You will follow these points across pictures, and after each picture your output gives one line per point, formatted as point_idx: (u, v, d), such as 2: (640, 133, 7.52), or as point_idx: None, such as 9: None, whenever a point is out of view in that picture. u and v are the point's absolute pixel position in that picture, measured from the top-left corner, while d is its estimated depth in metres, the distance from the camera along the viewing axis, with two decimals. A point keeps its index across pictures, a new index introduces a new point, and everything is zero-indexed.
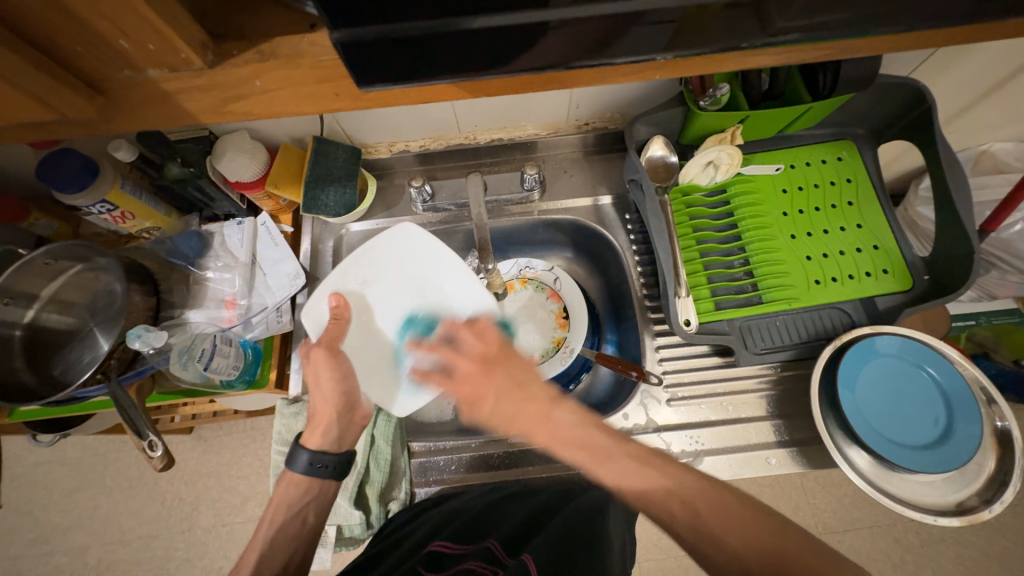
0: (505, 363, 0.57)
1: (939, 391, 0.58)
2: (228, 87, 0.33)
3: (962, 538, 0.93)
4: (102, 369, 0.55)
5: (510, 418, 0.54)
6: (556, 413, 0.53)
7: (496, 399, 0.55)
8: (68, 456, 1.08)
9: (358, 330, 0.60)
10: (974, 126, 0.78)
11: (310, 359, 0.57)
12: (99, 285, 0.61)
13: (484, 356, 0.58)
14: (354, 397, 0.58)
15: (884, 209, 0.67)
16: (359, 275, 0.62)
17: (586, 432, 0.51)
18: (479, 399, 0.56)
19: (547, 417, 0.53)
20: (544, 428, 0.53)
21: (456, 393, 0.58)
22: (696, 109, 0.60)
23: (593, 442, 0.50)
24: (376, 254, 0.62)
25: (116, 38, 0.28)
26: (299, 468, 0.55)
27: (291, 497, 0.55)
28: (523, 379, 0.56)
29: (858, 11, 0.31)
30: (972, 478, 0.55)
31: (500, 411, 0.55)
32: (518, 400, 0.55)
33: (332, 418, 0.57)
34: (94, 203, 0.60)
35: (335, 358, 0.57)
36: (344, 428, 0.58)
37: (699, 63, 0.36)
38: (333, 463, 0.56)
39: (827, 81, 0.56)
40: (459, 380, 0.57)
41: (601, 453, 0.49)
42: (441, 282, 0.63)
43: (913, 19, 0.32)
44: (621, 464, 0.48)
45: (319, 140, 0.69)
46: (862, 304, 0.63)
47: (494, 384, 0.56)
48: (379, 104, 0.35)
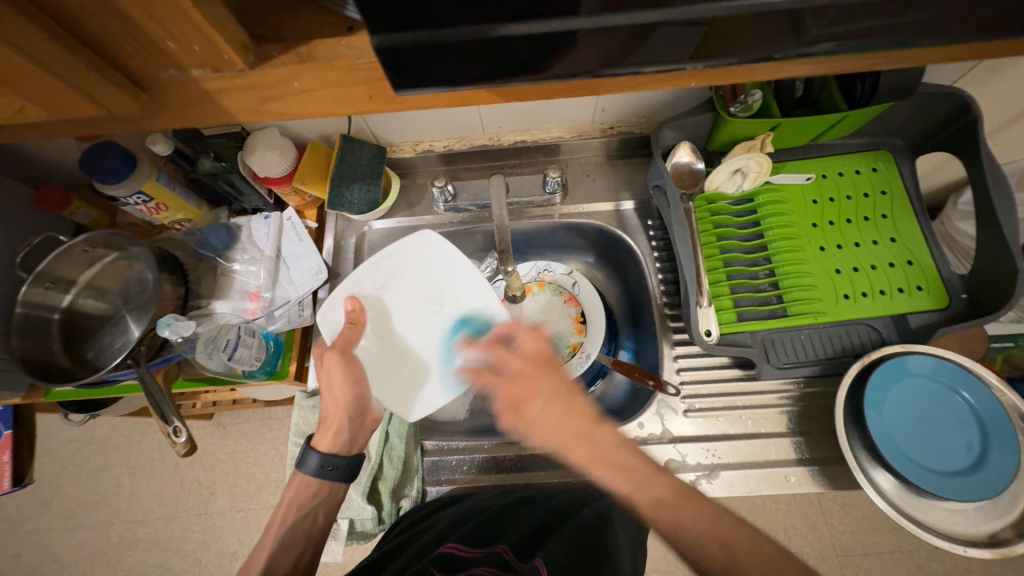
0: (557, 371, 0.56)
1: (974, 416, 0.55)
2: (265, 87, 0.33)
3: (990, 569, 0.89)
4: (133, 355, 0.57)
5: (556, 428, 0.53)
6: (598, 432, 0.52)
7: (544, 407, 0.54)
8: (96, 435, 1.13)
9: (372, 335, 0.61)
10: (1021, 139, 0.75)
11: (325, 362, 0.58)
12: (132, 273, 0.63)
13: (538, 359, 0.57)
14: (365, 402, 0.59)
15: (921, 223, 0.64)
16: (376, 280, 0.63)
17: (628, 454, 0.50)
18: (527, 402, 0.55)
19: (590, 436, 0.52)
20: (584, 445, 0.52)
21: (504, 392, 0.56)
22: (726, 116, 0.59)
23: (627, 463, 0.50)
24: (392, 261, 0.63)
25: (163, 39, 0.29)
26: (309, 470, 0.57)
27: (303, 497, 0.57)
28: (574, 391, 0.55)
29: (905, 21, 0.30)
30: (1007, 509, 0.53)
31: (548, 415, 0.54)
32: (569, 410, 0.54)
33: (342, 422, 0.58)
34: (131, 194, 0.62)
35: (349, 362, 0.58)
36: (354, 432, 0.59)
37: (730, 73, 0.35)
38: (343, 466, 0.58)
39: (865, 90, 0.55)
40: (510, 380, 0.56)
41: (635, 475, 0.48)
42: (456, 290, 0.63)
43: (965, 29, 0.31)
44: (657, 492, 0.47)
45: (346, 138, 0.70)
46: (894, 321, 0.61)
47: (545, 388, 0.55)
48: (410, 106, 0.36)
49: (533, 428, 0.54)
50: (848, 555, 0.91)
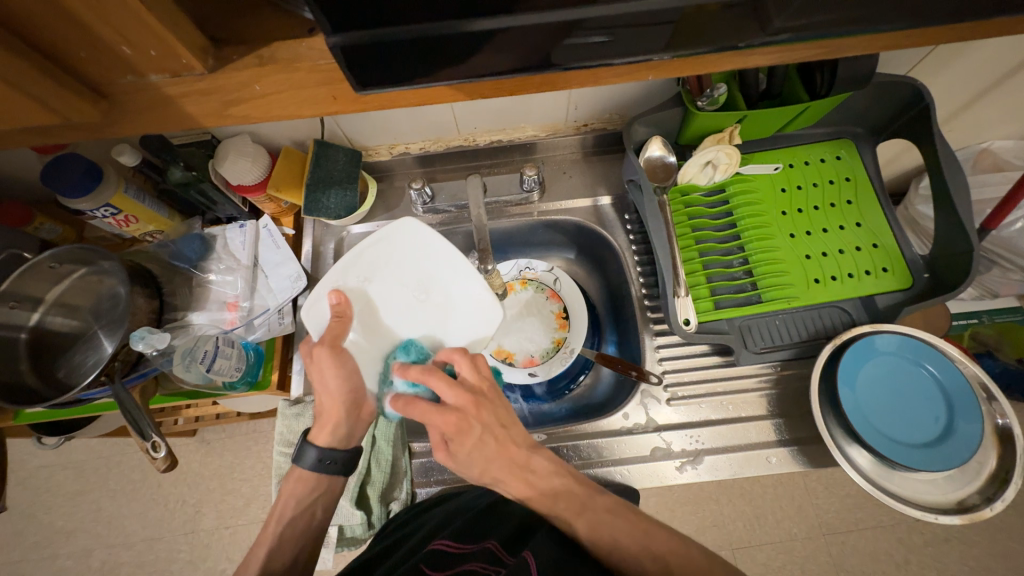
0: (495, 401, 0.52)
1: (940, 389, 0.58)
2: (229, 90, 0.33)
3: (966, 538, 0.93)
4: (106, 372, 0.55)
5: (488, 462, 0.50)
6: (533, 462, 0.51)
7: (472, 450, 0.50)
8: (73, 458, 1.09)
9: (361, 327, 0.59)
10: (974, 124, 0.78)
11: (314, 359, 0.55)
12: (103, 289, 0.62)
13: (478, 393, 0.51)
14: (360, 393, 0.58)
15: (883, 207, 0.67)
16: (360, 272, 0.59)
17: (562, 483, 0.51)
18: (462, 437, 0.50)
19: (524, 467, 0.51)
20: (518, 477, 0.50)
21: (439, 427, 0.50)
22: (692, 110, 0.60)
23: (569, 492, 0.51)
24: (375, 249, 0.60)
25: (119, 43, 0.29)
26: (307, 464, 0.57)
27: (299, 494, 0.56)
28: (508, 423, 0.51)
29: (852, 10, 0.32)
30: (972, 477, 0.55)
31: (481, 448, 0.51)
32: (504, 447, 0.51)
33: (339, 418, 0.57)
34: (98, 207, 0.60)
35: (340, 356, 0.55)
36: (350, 424, 0.58)
37: (695, 65, 0.36)
38: (341, 459, 0.58)
39: (824, 80, 0.57)
40: (444, 413, 0.49)
41: (575, 505, 0.49)
42: (445, 279, 0.61)
43: (908, 15, 0.32)
44: (597, 515, 0.48)
45: (320, 143, 0.69)
46: (863, 303, 0.63)
47: (482, 420, 0.50)
48: (377, 106, 0.36)
49: (464, 466, 0.51)
50: (834, 533, 0.94)
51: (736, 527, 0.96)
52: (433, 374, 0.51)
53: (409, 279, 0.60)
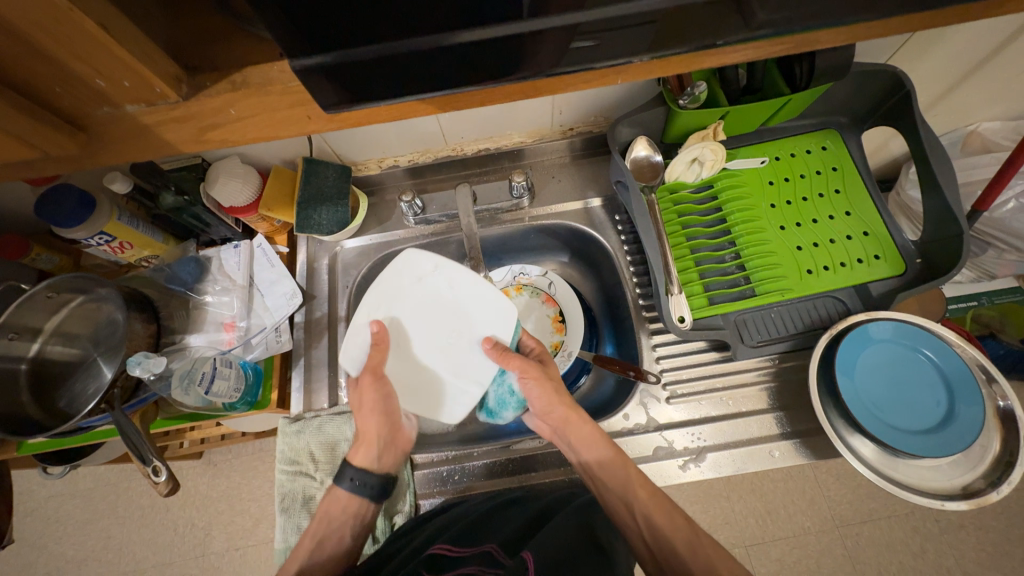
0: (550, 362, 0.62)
1: (939, 373, 0.58)
2: (204, 116, 0.34)
3: (981, 523, 0.92)
4: (106, 399, 0.56)
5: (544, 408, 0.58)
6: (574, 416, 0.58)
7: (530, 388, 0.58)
8: (81, 487, 1.09)
9: (401, 283, 0.60)
10: (958, 108, 0.79)
11: (358, 388, 0.58)
12: (102, 315, 0.62)
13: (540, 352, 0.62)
14: (394, 416, 0.59)
15: (872, 195, 0.67)
16: (445, 284, 0.59)
17: (601, 446, 0.56)
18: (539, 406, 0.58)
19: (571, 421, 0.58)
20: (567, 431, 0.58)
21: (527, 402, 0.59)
22: (676, 109, 0.61)
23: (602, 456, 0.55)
24: (457, 272, 0.59)
25: (91, 77, 0.29)
26: (344, 486, 0.57)
27: (333, 512, 0.57)
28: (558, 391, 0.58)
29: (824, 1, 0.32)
30: (977, 461, 0.55)
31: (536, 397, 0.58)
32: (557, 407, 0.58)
33: (376, 439, 0.58)
34: (92, 235, 0.61)
35: (380, 383, 0.57)
36: (386, 446, 0.59)
37: (678, 65, 0.37)
38: (376, 483, 0.57)
39: (803, 72, 0.57)
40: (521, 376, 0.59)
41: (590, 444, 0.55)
42: (474, 360, 0.58)
43: (877, 5, 0.33)
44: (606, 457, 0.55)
45: (309, 161, 0.70)
46: (857, 291, 0.63)
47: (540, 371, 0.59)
48: (353, 123, 0.36)
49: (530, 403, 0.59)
50: (847, 525, 0.93)
51: (748, 524, 0.95)
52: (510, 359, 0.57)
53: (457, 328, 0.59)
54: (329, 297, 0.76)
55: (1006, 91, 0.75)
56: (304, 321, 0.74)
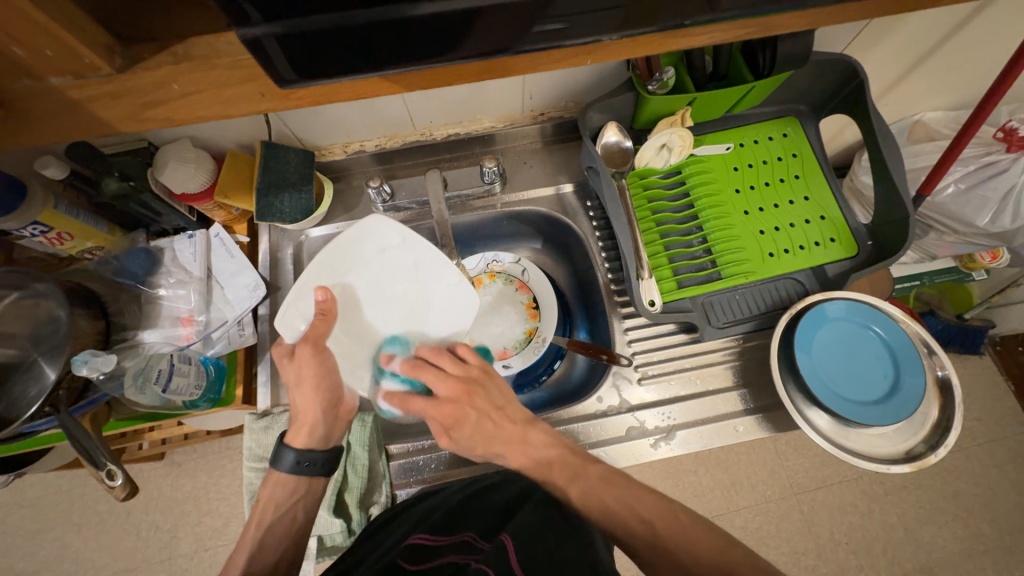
0: (487, 387, 0.58)
1: (888, 348, 0.62)
2: (143, 91, 0.32)
3: (920, 484, 1.00)
4: (50, 402, 0.52)
5: (487, 441, 0.57)
6: (530, 434, 0.57)
7: (474, 424, 0.57)
8: (28, 496, 1.02)
9: (360, 252, 0.60)
10: (907, 97, 0.83)
11: (294, 361, 0.57)
12: (41, 313, 0.55)
13: (467, 381, 0.57)
14: (337, 392, 0.58)
15: (829, 180, 0.70)
16: (411, 262, 0.61)
17: (556, 451, 0.56)
18: (460, 424, 0.57)
19: (522, 439, 0.57)
20: (518, 450, 0.56)
21: (436, 417, 0.57)
22: (645, 95, 0.61)
23: (561, 460, 0.56)
24: (421, 249, 0.61)
25: (7, 44, 0.27)
26: (284, 467, 0.56)
27: (278, 498, 0.56)
28: (501, 403, 0.58)
29: None
30: (919, 427, 0.60)
31: (479, 430, 0.57)
32: (501, 423, 0.58)
33: (316, 416, 0.57)
34: (25, 225, 0.56)
35: (320, 354, 0.57)
36: (330, 424, 0.58)
37: (648, 46, 0.37)
38: (321, 461, 0.57)
39: (766, 60, 0.58)
40: (438, 406, 0.56)
41: (569, 471, 0.54)
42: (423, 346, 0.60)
43: None
44: (587, 482, 0.53)
45: (267, 144, 0.66)
46: (814, 273, 0.67)
47: (476, 406, 0.57)
48: (312, 102, 0.35)
49: (464, 446, 0.57)
50: (805, 492, 0.99)
51: (715, 497, 1.00)
52: (424, 368, 0.57)
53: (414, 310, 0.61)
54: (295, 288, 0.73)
55: (950, 82, 0.80)
56: (269, 313, 0.71)
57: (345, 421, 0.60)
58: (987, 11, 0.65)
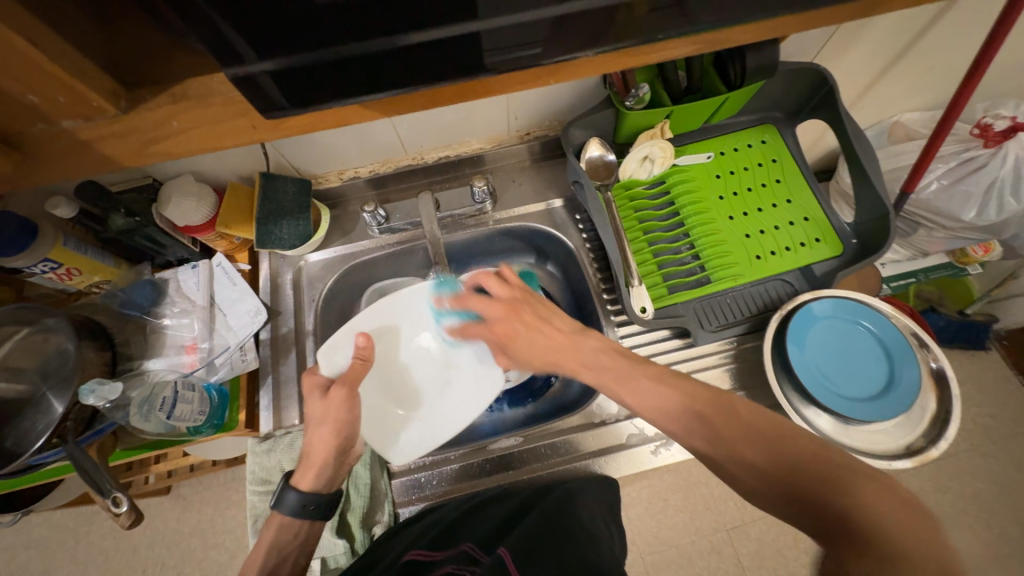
0: (535, 301, 0.60)
1: (879, 342, 0.62)
2: (145, 129, 0.34)
3: (938, 484, 0.99)
4: (58, 433, 0.53)
5: (543, 351, 0.57)
6: (583, 343, 0.55)
7: (526, 338, 0.58)
8: (35, 536, 1.02)
9: (411, 311, 0.66)
10: (882, 100, 0.86)
11: (327, 398, 0.56)
12: (50, 347, 0.57)
13: (512, 302, 0.59)
14: (354, 437, 0.58)
15: (809, 182, 0.72)
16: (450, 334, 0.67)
17: (612, 358, 0.53)
18: (513, 342, 0.59)
19: (574, 348, 0.55)
20: (570, 358, 0.55)
21: (490, 336, 0.61)
22: (623, 110, 0.63)
23: (616, 366, 0.52)
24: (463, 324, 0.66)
25: (23, 94, 0.30)
26: (288, 509, 0.54)
27: (282, 541, 0.55)
28: (547, 316, 0.58)
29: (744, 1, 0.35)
30: (918, 421, 0.60)
31: (533, 346, 0.57)
32: (552, 334, 0.57)
33: (328, 458, 0.56)
34: (35, 263, 0.58)
35: (353, 398, 0.57)
36: (337, 466, 0.58)
37: (619, 60, 0.39)
38: (324, 503, 0.56)
39: (737, 72, 0.60)
40: (492, 322, 0.60)
41: (621, 375, 0.51)
42: (439, 416, 0.65)
43: (794, 0, 0.36)
44: (641, 382, 0.50)
45: (265, 176, 0.69)
46: (802, 273, 0.68)
47: (521, 318, 0.58)
48: (302, 131, 0.37)
49: (524, 361, 0.59)
50: None
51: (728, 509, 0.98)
52: (471, 297, 0.62)
53: (442, 381, 0.66)
54: (295, 311, 0.75)
55: (923, 83, 0.83)
56: (270, 338, 0.72)
57: (348, 464, 0.60)
58: (948, 15, 0.68)
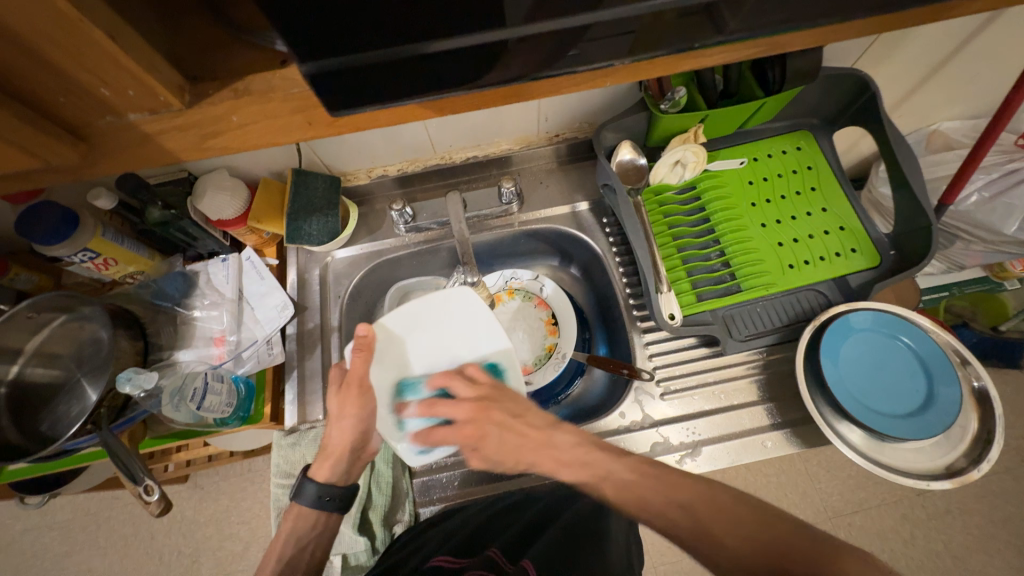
0: (506, 396, 0.58)
1: (918, 359, 0.60)
2: (207, 124, 0.34)
3: (966, 507, 0.95)
4: (93, 420, 0.54)
5: (516, 451, 0.57)
6: (556, 436, 0.57)
7: (498, 434, 0.57)
8: (59, 519, 1.05)
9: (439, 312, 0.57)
10: (922, 108, 0.83)
11: (341, 393, 0.58)
12: (85, 334, 0.59)
13: (483, 400, 0.57)
14: (369, 435, 0.59)
15: (846, 191, 0.70)
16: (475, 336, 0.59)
17: (589, 451, 0.54)
18: (483, 440, 0.58)
19: (548, 443, 0.56)
20: (545, 455, 0.55)
21: (458, 438, 0.57)
22: (658, 114, 0.63)
23: (589, 456, 0.53)
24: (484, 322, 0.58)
25: (97, 86, 0.30)
26: (307, 501, 0.56)
27: (300, 532, 0.56)
28: (523, 409, 0.57)
29: (793, 7, 0.34)
30: (958, 442, 0.57)
31: (504, 441, 0.58)
32: (523, 430, 0.58)
33: (344, 453, 0.58)
34: (75, 252, 0.60)
35: (366, 396, 0.57)
36: (352, 461, 0.60)
37: (657, 66, 0.38)
38: (340, 496, 0.57)
39: (775, 75, 0.59)
40: (460, 427, 0.57)
41: (597, 469, 0.52)
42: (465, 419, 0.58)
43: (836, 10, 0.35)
44: (619, 475, 0.51)
45: (297, 172, 0.70)
46: (837, 284, 0.66)
47: (493, 419, 0.57)
48: (352, 128, 0.37)
49: (497, 455, 0.59)
50: (840, 516, 0.95)
51: None
52: (438, 404, 0.57)
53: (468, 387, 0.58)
54: (321, 307, 0.75)
55: (966, 91, 0.80)
56: (296, 333, 0.73)
57: (365, 461, 0.61)
58: (995, 23, 0.66)
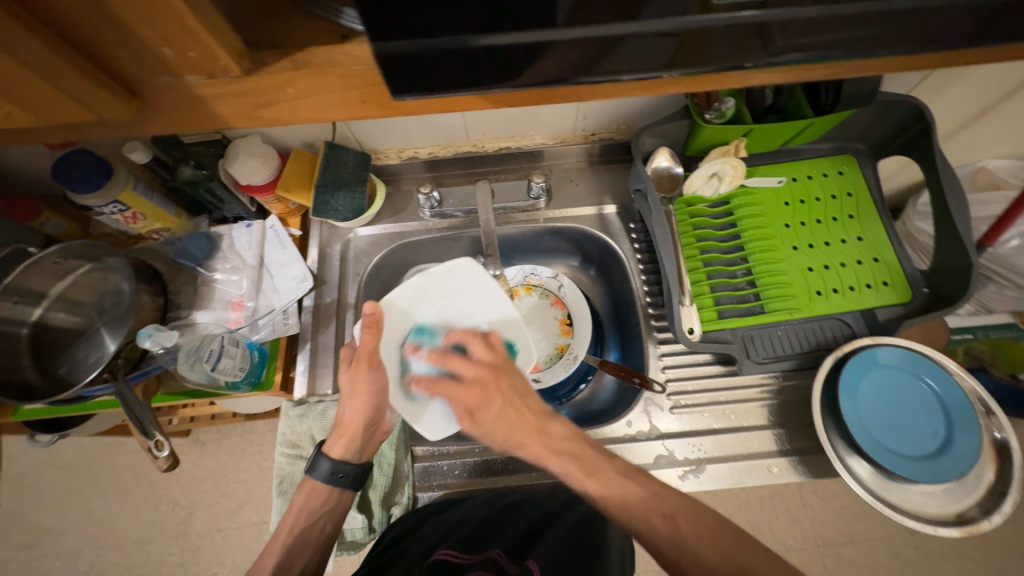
0: (512, 372, 0.56)
1: (939, 402, 0.59)
2: (262, 93, 0.34)
3: (961, 553, 0.94)
4: (109, 369, 0.55)
5: (511, 428, 0.52)
6: (551, 426, 0.52)
7: (498, 415, 0.53)
8: (64, 458, 1.08)
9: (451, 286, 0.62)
10: (974, 143, 0.80)
11: (351, 370, 0.58)
12: (107, 285, 0.59)
13: (493, 364, 0.55)
14: (381, 412, 0.60)
15: (885, 222, 0.68)
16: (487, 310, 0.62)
17: (579, 444, 0.51)
18: (485, 407, 0.53)
19: (543, 430, 0.52)
20: (535, 440, 0.51)
21: (459, 399, 0.54)
22: (701, 123, 0.61)
23: (583, 454, 0.50)
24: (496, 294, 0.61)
25: (159, 44, 0.30)
26: (320, 476, 0.57)
27: (311, 507, 0.57)
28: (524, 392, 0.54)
29: (876, 29, 0.31)
30: (971, 491, 0.56)
31: (503, 415, 0.53)
32: (523, 409, 0.53)
33: (358, 430, 0.58)
34: (106, 203, 0.60)
35: (375, 370, 0.57)
36: (367, 438, 0.60)
37: (708, 80, 0.36)
38: (353, 474, 0.58)
39: (830, 96, 0.58)
40: (466, 387, 0.54)
41: (589, 465, 0.49)
42: None
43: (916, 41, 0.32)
44: (609, 477, 0.49)
45: (330, 145, 0.70)
46: (864, 316, 0.64)
47: (501, 390, 0.54)
48: (400, 112, 0.37)
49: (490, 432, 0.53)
50: (830, 545, 0.94)
51: None
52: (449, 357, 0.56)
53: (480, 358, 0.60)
54: (339, 283, 0.75)
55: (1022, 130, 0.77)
56: (313, 305, 0.73)
57: (381, 438, 0.61)
58: None
